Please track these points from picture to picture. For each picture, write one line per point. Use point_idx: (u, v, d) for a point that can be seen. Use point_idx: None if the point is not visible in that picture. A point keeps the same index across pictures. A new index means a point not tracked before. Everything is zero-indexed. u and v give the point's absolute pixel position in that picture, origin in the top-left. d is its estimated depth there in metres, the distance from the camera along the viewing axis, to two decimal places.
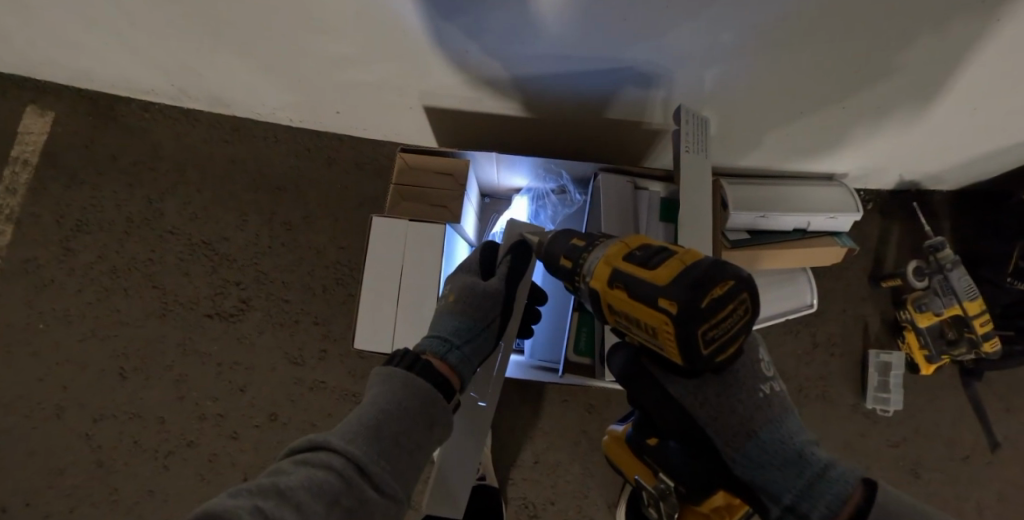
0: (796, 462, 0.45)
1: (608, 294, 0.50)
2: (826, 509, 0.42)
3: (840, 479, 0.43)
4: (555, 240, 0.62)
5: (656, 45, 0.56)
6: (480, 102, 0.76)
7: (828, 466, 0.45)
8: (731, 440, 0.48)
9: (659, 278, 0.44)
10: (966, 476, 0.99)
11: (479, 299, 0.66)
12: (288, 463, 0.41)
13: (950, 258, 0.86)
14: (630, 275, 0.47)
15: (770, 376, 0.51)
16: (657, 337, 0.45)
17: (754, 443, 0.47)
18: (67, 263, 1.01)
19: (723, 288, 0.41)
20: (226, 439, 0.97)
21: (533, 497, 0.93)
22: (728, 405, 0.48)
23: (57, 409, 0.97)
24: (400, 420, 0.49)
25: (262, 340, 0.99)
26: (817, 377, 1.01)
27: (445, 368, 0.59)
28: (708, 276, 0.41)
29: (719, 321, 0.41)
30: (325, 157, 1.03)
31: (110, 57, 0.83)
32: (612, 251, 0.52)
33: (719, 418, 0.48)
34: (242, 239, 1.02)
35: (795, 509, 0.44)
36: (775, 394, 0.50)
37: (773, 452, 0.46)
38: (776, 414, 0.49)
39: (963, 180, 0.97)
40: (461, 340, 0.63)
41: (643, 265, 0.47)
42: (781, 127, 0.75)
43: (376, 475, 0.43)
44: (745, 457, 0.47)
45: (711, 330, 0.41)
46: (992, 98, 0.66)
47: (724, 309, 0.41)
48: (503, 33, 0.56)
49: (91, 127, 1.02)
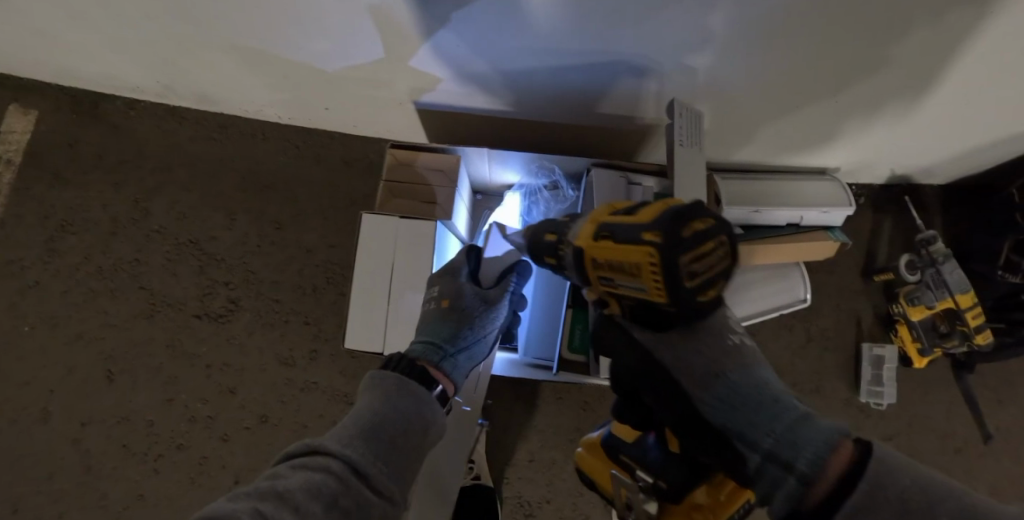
0: (772, 409, 0.47)
1: (593, 247, 0.50)
2: (814, 456, 0.40)
3: (827, 429, 0.42)
4: (540, 225, 0.63)
5: (648, 37, 0.55)
6: (472, 97, 0.75)
7: (808, 416, 0.45)
8: (698, 382, 0.52)
9: (644, 217, 0.44)
10: (959, 468, 1.00)
11: (473, 310, 0.68)
12: (285, 468, 0.40)
13: (942, 251, 0.86)
14: (615, 224, 0.48)
15: (739, 332, 0.56)
16: (640, 278, 0.44)
17: (723, 386, 0.51)
18: (52, 265, 0.99)
19: (705, 223, 0.41)
20: (216, 442, 0.95)
21: (529, 495, 0.92)
22: (694, 349, 0.53)
23: (44, 414, 0.95)
24: (396, 424, 0.48)
25: (252, 341, 0.98)
26: (811, 372, 1.01)
27: (441, 376, 0.60)
28: (688, 208, 0.42)
29: (701, 253, 0.41)
30: (314, 155, 1.02)
31: (92, 53, 0.81)
32: (599, 213, 0.53)
33: (689, 359, 0.53)
34: (231, 239, 1.01)
35: (776, 455, 0.43)
36: (744, 345, 0.55)
37: (744, 396, 0.49)
38: (745, 362, 0.52)
39: (953, 174, 0.97)
40: (455, 348, 0.64)
41: (627, 215, 0.48)
42: (775, 120, 0.75)
43: (374, 477, 0.42)
44: (716, 398, 0.51)
45: (693, 261, 0.41)
46: (985, 91, 0.66)
47: (706, 241, 0.41)
48: (495, 26, 0.55)
49: (75, 126, 1.00)
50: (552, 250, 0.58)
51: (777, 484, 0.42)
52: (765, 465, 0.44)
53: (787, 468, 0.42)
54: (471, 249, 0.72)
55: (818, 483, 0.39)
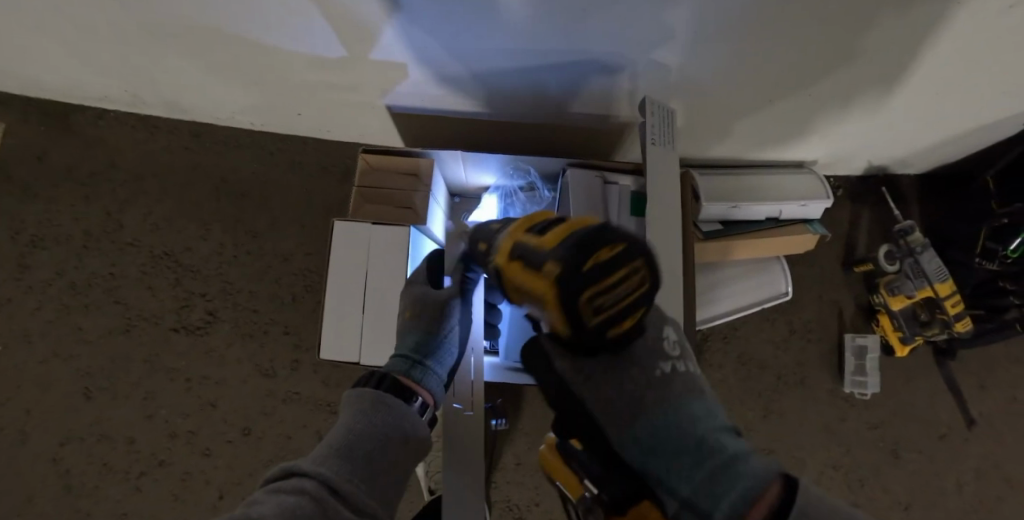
0: (697, 449, 0.39)
1: (507, 266, 0.46)
2: (730, 508, 0.33)
3: (750, 473, 0.35)
4: (474, 233, 0.61)
5: (616, 35, 0.54)
6: (444, 99, 0.74)
7: (738, 456, 0.37)
8: (616, 420, 0.45)
9: (551, 242, 0.40)
10: (943, 453, 1.01)
11: (434, 312, 0.62)
12: (260, 494, 0.38)
13: (920, 241, 0.86)
14: (525, 245, 0.43)
15: (673, 356, 0.48)
16: (546, 309, 0.40)
17: (643, 424, 0.43)
18: (24, 281, 0.97)
19: (612, 250, 0.37)
20: (199, 456, 0.94)
21: (517, 499, 0.92)
22: (614, 382, 0.45)
23: (21, 435, 0.93)
24: (372, 439, 0.47)
25: (232, 353, 0.96)
26: (795, 364, 1.01)
27: (414, 386, 0.56)
28: (595, 235, 0.37)
29: (608, 286, 0.36)
30: (290, 161, 1.00)
31: (53, 63, 0.79)
32: (517, 226, 0.49)
33: (608, 398, 0.45)
34: (207, 249, 0.99)
35: (693, 505, 0.37)
36: (677, 374, 0.46)
37: (663, 433, 0.42)
38: (676, 394, 0.44)
39: (928, 163, 0.98)
40: (424, 356, 0.60)
41: (538, 235, 0.44)
42: (748, 115, 0.75)
43: (353, 494, 0.40)
44: (634, 439, 0.43)
45: (599, 296, 0.36)
46: (954, 80, 0.66)
47: (613, 274, 0.36)
48: (460, 27, 0.55)
49: (42, 138, 0.98)
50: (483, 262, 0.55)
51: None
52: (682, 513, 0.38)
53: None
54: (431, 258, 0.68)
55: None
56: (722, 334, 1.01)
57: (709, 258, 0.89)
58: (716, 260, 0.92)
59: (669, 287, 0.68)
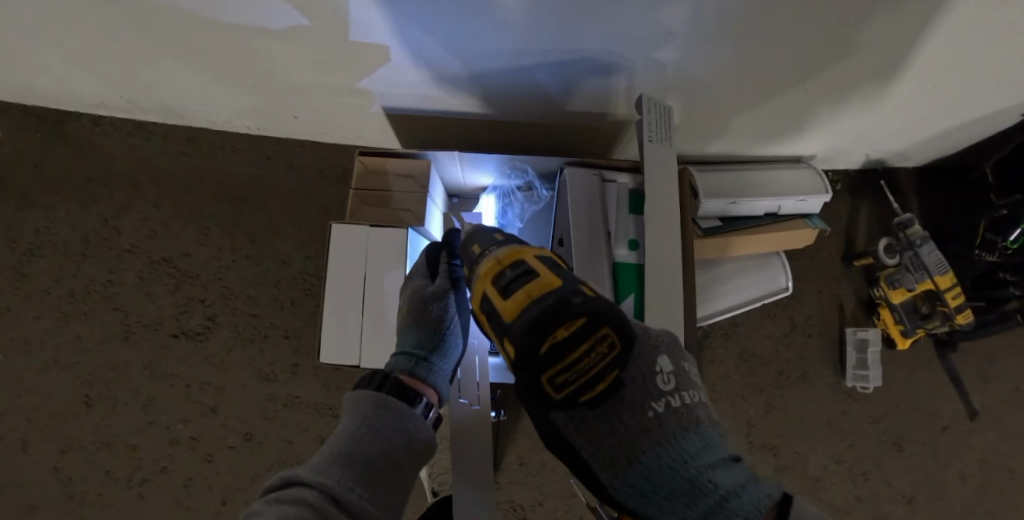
0: (690, 493, 0.40)
1: (486, 324, 0.52)
2: None
3: (739, 513, 0.37)
4: (469, 236, 0.61)
5: (611, 32, 0.54)
6: (441, 99, 0.74)
7: (729, 497, 0.38)
8: (610, 464, 0.44)
9: (513, 318, 0.45)
10: (946, 446, 1.01)
11: (434, 308, 0.62)
12: (260, 504, 0.38)
13: (919, 234, 0.86)
14: (494, 309, 0.49)
15: (666, 391, 0.46)
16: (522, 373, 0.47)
17: (636, 469, 0.42)
18: (23, 288, 0.96)
19: (568, 330, 0.42)
20: (201, 462, 0.94)
21: (521, 499, 0.92)
22: (606, 427, 0.44)
23: (22, 443, 0.93)
24: (374, 443, 0.46)
25: (232, 358, 0.96)
26: (797, 359, 1.01)
27: (418, 383, 0.57)
28: (546, 321, 0.42)
29: (565, 366, 0.42)
30: (286, 165, 1.00)
31: (47, 69, 0.79)
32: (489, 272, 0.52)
33: (597, 441, 0.45)
34: (205, 254, 0.98)
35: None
36: (672, 410, 0.45)
37: (658, 478, 0.42)
38: (671, 435, 0.43)
39: (927, 156, 0.98)
40: (427, 352, 0.61)
41: (504, 295, 0.48)
42: (745, 111, 0.75)
43: (354, 504, 0.40)
44: (627, 484, 0.43)
45: (559, 375, 0.43)
46: (950, 73, 0.66)
47: (570, 354, 0.42)
48: (455, 27, 0.54)
49: (38, 145, 0.97)
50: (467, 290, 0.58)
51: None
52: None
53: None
54: (432, 249, 0.67)
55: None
56: (722, 330, 1.01)
57: (709, 255, 0.89)
58: (716, 257, 0.92)
59: (669, 284, 0.68)
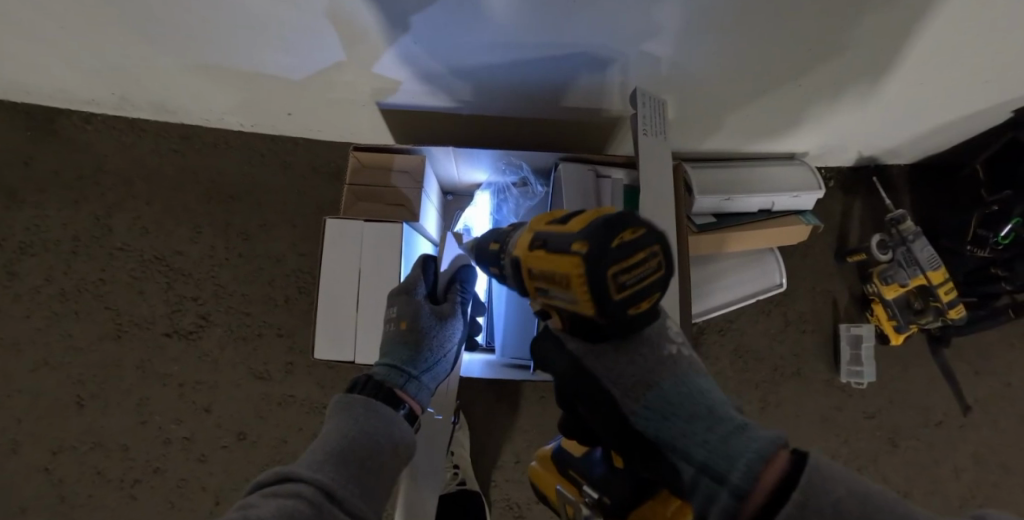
0: (708, 419, 0.42)
1: (526, 256, 0.48)
2: (746, 468, 0.35)
3: (761, 438, 0.37)
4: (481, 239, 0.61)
5: (602, 29, 0.55)
6: (435, 96, 0.74)
7: (746, 425, 0.39)
8: (630, 391, 0.47)
9: (574, 227, 0.43)
10: (940, 440, 1.02)
11: (431, 328, 0.65)
12: (254, 497, 0.37)
13: (911, 230, 0.87)
14: (547, 233, 0.46)
15: (679, 340, 0.50)
16: (569, 289, 0.42)
17: (656, 395, 0.45)
18: (13, 288, 0.95)
19: (634, 233, 0.41)
20: (194, 462, 0.93)
21: (517, 497, 0.91)
22: (627, 358, 0.48)
23: (12, 445, 0.92)
24: (364, 444, 0.47)
25: (225, 357, 0.95)
26: (792, 355, 1.02)
27: (407, 398, 0.58)
28: (618, 219, 0.41)
29: (630, 265, 0.40)
30: (280, 162, 0.99)
31: (38, 66, 0.78)
32: (534, 222, 0.52)
33: (619, 369, 0.48)
34: (198, 253, 0.98)
35: (711, 469, 0.38)
36: (683, 354, 0.49)
37: (677, 405, 0.44)
38: (684, 372, 0.47)
39: (917, 154, 0.99)
40: (419, 370, 0.63)
41: (559, 224, 0.47)
42: (739, 108, 0.75)
43: (347, 502, 0.40)
44: (647, 409, 0.45)
45: (622, 273, 0.40)
46: (941, 70, 0.67)
47: (635, 254, 0.40)
48: (446, 22, 0.54)
49: (28, 143, 0.96)
50: (494, 260, 0.55)
51: (713, 501, 0.37)
52: (701, 479, 0.38)
53: (722, 482, 0.36)
54: (427, 261, 0.68)
55: (752, 499, 0.34)
56: (717, 327, 1.01)
57: (704, 251, 0.89)
58: (711, 253, 0.92)
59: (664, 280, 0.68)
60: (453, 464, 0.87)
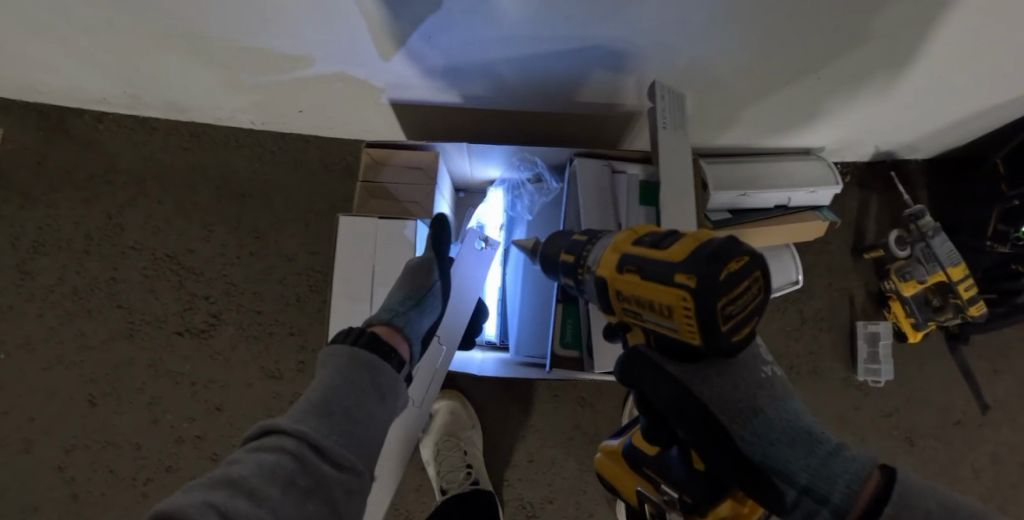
0: (806, 442, 0.43)
1: (616, 279, 0.47)
2: (844, 488, 0.38)
3: (857, 458, 0.40)
4: (555, 241, 0.62)
5: (623, 23, 0.54)
6: (448, 92, 0.73)
7: (841, 448, 0.42)
8: (737, 418, 0.44)
9: (673, 255, 0.42)
10: (959, 440, 1.00)
11: (421, 270, 0.62)
12: (240, 452, 0.39)
13: (931, 225, 0.84)
14: (642, 257, 0.45)
15: (770, 360, 0.49)
16: (671, 318, 0.42)
17: (762, 420, 0.44)
18: (26, 287, 0.96)
19: (738, 262, 0.39)
20: (205, 461, 0.93)
21: (530, 496, 0.91)
22: (731, 383, 0.45)
23: (26, 443, 0.92)
24: (347, 393, 0.44)
25: (237, 356, 0.95)
26: (807, 354, 1.00)
27: (394, 336, 0.54)
28: (724, 248, 0.39)
29: (736, 295, 0.39)
30: (291, 160, 0.99)
31: (49, 64, 0.77)
32: (619, 241, 0.51)
33: (722, 393, 0.45)
34: (209, 251, 0.98)
35: (812, 490, 0.40)
36: (776, 377, 0.48)
37: (780, 431, 0.44)
38: (781, 396, 0.46)
39: (936, 148, 0.97)
40: (406, 307, 0.59)
41: (653, 247, 0.46)
42: (756, 101, 0.74)
43: (335, 450, 0.40)
44: (752, 435, 0.44)
45: (729, 304, 0.38)
46: (969, 60, 0.64)
47: (740, 283, 0.38)
48: (461, 17, 0.53)
49: (41, 143, 0.96)
50: (572, 274, 0.55)
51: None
52: (801, 500, 0.41)
53: (823, 502, 0.39)
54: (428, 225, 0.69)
55: (851, 517, 0.37)
56: None
57: None
58: None
59: None
60: (466, 462, 0.86)
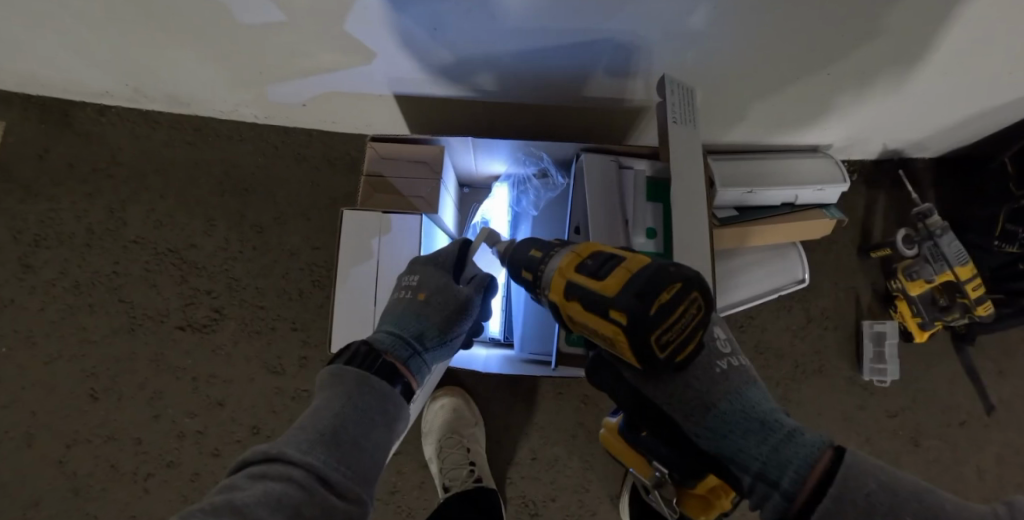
0: (759, 431, 0.42)
1: (564, 306, 0.48)
2: (793, 474, 0.38)
3: (809, 443, 0.39)
4: (516, 249, 0.59)
5: (633, 15, 0.53)
6: (452, 86, 0.73)
7: (797, 433, 0.41)
8: (689, 414, 0.46)
9: (610, 288, 0.43)
10: (964, 441, 1.00)
11: (449, 309, 0.62)
12: (241, 478, 0.36)
13: (939, 224, 0.84)
14: (583, 289, 0.45)
15: (728, 352, 0.49)
16: (616, 345, 0.44)
17: (713, 415, 0.45)
18: (27, 280, 0.95)
19: (671, 293, 0.39)
20: (207, 456, 0.92)
21: (533, 494, 0.90)
22: (682, 383, 0.46)
23: (27, 437, 0.92)
24: (357, 423, 0.44)
25: (239, 352, 0.95)
26: (812, 353, 1.00)
27: (408, 373, 0.54)
28: (653, 283, 0.39)
29: (671, 324, 0.40)
30: (294, 155, 0.99)
31: (51, 57, 0.77)
32: (565, 263, 0.50)
33: (674, 391, 0.47)
34: (212, 245, 0.97)
35: (764, 476, 0.40)
36: (735, 369, 0.48)
37: (735, 422, 0.44)
38: (737, 388, 0.46)
39: (944, 146, 0.96)
40: (424, 346, 0.59)
41: (594, 276, 0.46)
42: (764, 98, 0.73)
43: (340, 483, 0.39)
44: (707, 429, 0.45)
45: (664, 334, 0.40)
46: (980, 57, 0.63)
47: (675, 313, 0.40)
48: (470, 10, 0.52)
49: (42, 135, 0.96)
50: (530, 290, 0.55)
51: (767, 503, 0.39)
52: (756, 485, 0.41)
53: (775, 487, 0.39)
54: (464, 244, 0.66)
55: (798, 502, 0.37)
56: (737, 323, 1.00)
57: (725, 244, 0.87)
58: (732, 247, 0.91)
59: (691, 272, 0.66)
60: (469, 460, 0.86)
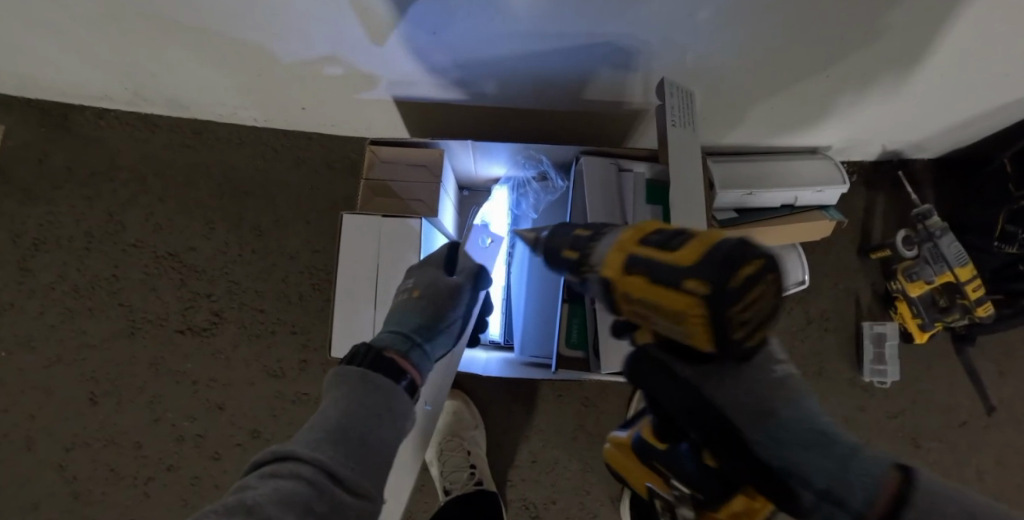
0: (823, 440, 0.38)
1: (621, 280, 0.42)
2: (864, 493, 0.34)
3: (875, 459, 0.36)
4: (555, 234, 0.55)
5: (632, 19, 0.53)
6: (451, 89, 0.73)
7: (858, 446, 0.38)
8: (751, 421, 0.40)
9: (684, 257, 0.36)
10: (964, 441, 0.99)
11: (443, 298, 0.61)
12: (252, 479, 0.36)
13: (940, 224, 0.84)
14: (648, 259, 0.39)
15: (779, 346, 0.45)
16: (682, 323, 0.37)
17: (777, 423, 0.39)
18: (26, 284, 0.95)
19: (763, 264, 0.33)
20: (207, 460, 0.92)
21: (533, 497, 0.90)
22: (748, 384, 0.40)
23: (26, 440, 0.92)
24: (361, 420, 0.44)
25: (238, 355, 0.95)
26: (813, 354, 1.00)
27: (410, 366, 0.53)
28: (744, 248, 0.33)
29: (758, 300, 0.33)
30: (294, 158, 0.98)
31: (51, 61, 0.77)
32: (624, 236, 0.44)
33: (739, 396, 0.40)
34: (211, 248, 0.97)
35: (830, 494, 0.36)
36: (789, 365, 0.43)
37: (798, 429, 0.39)
38: (796, 393, 0.41)
39: (944, 147, 0.96)
40: (422, 338, 0.58)
41: (661, 247, 0.40)
42: (764, 99, 0.73)
43: (352, 481, 0.38)
44: (766, 438, 0.40)
45: (747, 311, 0.33)
46: (980, 59, 0.63)
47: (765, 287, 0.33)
48: (468, 14, 0.52)
49: (41, 140, 0.96)
50: (573, 269, 0.50)
51: None
52: (819, 503, 0.37)
53: (842, 506, 0.35)
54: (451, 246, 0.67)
55: None
56: None
57: None
58: None
59: None
60: (470, 463, 0.86)
